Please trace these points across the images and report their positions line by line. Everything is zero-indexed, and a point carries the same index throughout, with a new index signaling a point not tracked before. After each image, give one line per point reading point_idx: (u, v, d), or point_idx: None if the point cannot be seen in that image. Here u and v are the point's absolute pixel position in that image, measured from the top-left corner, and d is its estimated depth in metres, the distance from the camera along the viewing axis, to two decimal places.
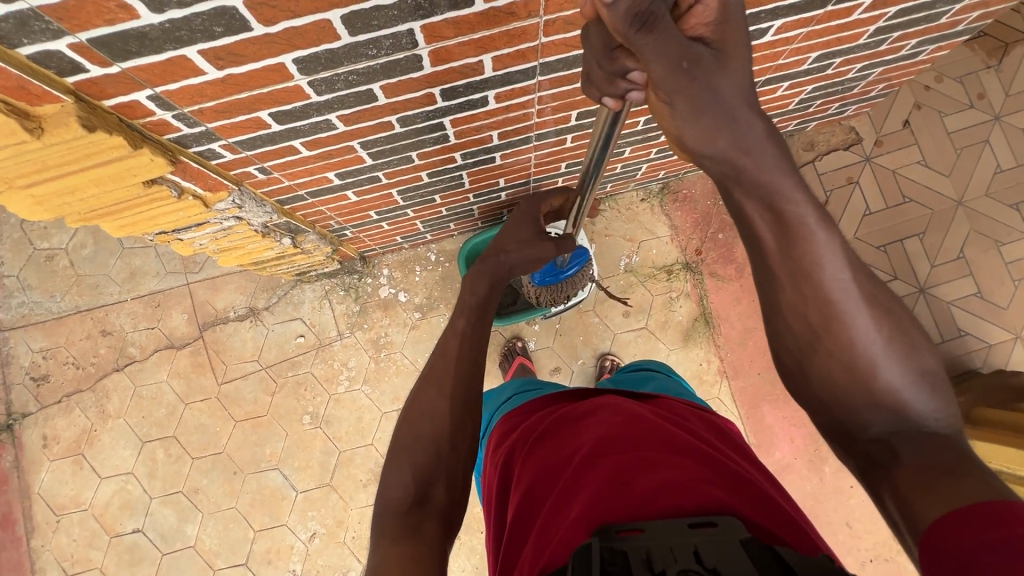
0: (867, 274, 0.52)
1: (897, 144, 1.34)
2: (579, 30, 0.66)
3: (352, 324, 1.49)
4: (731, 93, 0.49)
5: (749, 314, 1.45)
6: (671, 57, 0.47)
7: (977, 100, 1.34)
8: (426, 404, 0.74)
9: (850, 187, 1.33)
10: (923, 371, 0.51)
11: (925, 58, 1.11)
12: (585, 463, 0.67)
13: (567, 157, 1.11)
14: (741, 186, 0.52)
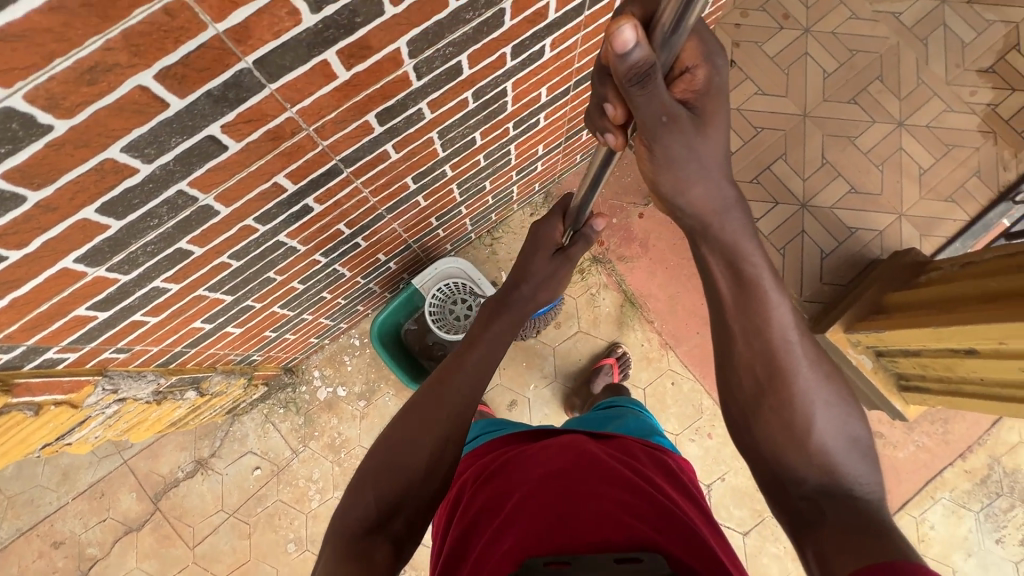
0: (813, 347, 0.68)
1: (732, 84, 1.41)
2: (355, 122, 0.67)
3: (303, 437, 1.46)
4: (709, 157, 0.61)
5: (667, 281, 1.49)
6: (654, 111, 0.55)
7: (785, 20, 1.43)
8: (414, 438, 0.78)
9: None
10: (849, 439, 0.66)
11: (713, 8, 1.16)
12: (529, 491, 0.68)
13: (432, 212, 1.13)
14: (707, 243, 0.67)
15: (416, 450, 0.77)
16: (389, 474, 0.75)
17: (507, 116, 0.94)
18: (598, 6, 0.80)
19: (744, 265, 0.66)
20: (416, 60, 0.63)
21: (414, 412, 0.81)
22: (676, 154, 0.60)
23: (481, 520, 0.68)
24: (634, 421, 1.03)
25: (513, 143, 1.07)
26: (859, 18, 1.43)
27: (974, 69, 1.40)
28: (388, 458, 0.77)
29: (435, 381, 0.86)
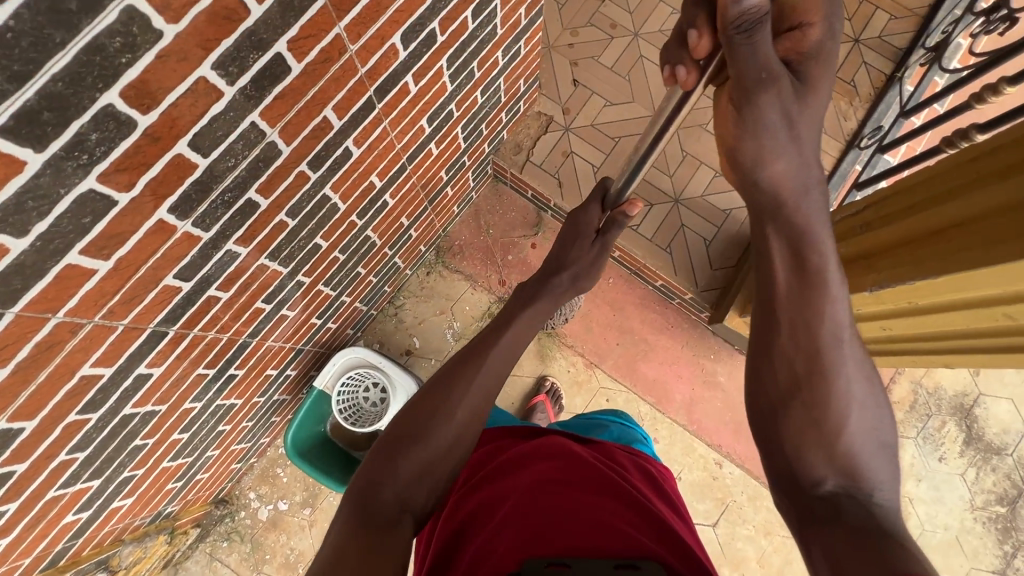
0: (866, 360, 0.63)
1: (581, 102, 1.44)
2: (152, 291, 0.64)
3: (254, 565, 1.38)
4: (800, 125, 0.60)
5: (577, 302, 1.51)
6: (755, 63, 0.55)
7: (613, 29, 1.48)
8: (435, 410, 0.75)
9: (569, 159, 1.41)
10: (882, 446, 0.60)
11: (530, 47, 1.17)
12: (527, 493, 0.67)
13: (311, 313, 1.10)
14: (776, 227, 0.63)
15: (447, 429, 0.74)
16: (410, 446, 0.72)
17: (345, 211, 0.93)
18: (390, 96, 0.80)
19: (812, 257, 0.62)
20: (189, 219, 0.61)
21: (439, 390, 0.79)
22: (772, 117, 0.59)
23: (478, 517, 0.66)
24: (621, 430, 1.02)
25: (368, 228, 1.06)
26: (680, 12, 1.49)
27: None
28: (408, 429, 0.74)
29: (463, 358, 0.84)
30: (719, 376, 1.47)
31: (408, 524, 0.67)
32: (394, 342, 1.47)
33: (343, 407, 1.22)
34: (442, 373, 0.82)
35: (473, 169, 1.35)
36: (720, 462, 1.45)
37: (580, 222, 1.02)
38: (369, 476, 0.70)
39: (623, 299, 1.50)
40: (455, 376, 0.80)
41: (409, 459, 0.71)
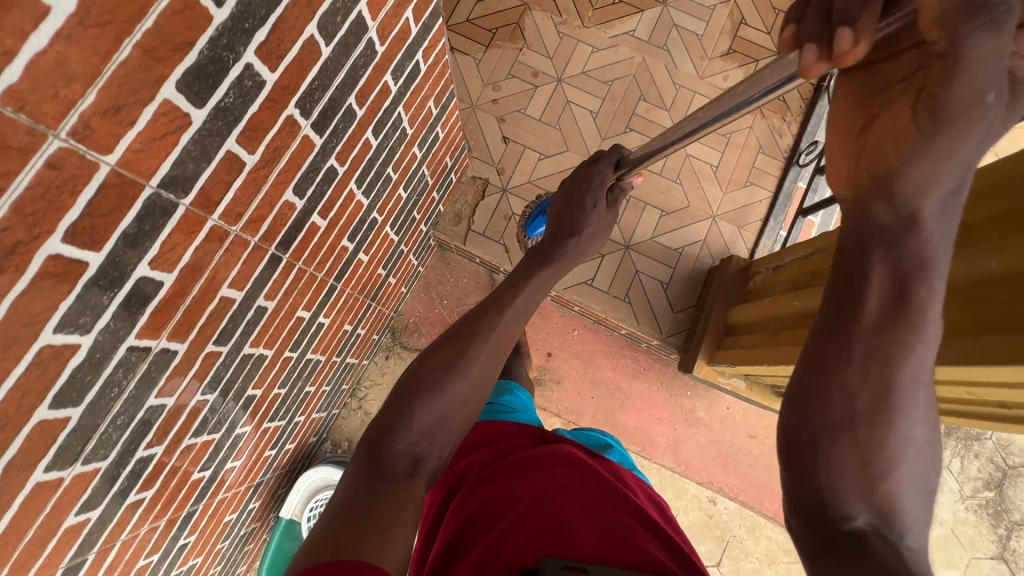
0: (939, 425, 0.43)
1: (514, 160, 1.38)
2: (52, 538, 0.57)
3: None
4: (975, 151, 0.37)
5: (545, 361, 1.46)
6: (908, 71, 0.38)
7: (536, 77, 1.42)
8: (452, 364, 0.71)
9: (512, 221, 1.35)
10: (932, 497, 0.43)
11: (449, 126, 1.10)
12: (542, 501, 0.62)
13: (263, 448, 1.03)
14: (886, 252, 0.40)
15: (463, 385, 0.70)
16: (426, 400, 0.68)
17: (273, 353, 0.85)
18: (297, 241, 0.73)
19: (918, 288, 0.40)
20: (77, 463, 0.54)
21: (453, 349, 0.73)
22: (956, 146, 0.36)
23: (488, 514, 0.60)
24: (624, 455, 0.94)
25: (307, 353, 0.99)
26: (601, 50, 1.45)
27: (717, 55, 1.46)
28: (422, 386, 0.69)
29: (484, 310, 0.79)
30: (700, 412, 1.45)
31: (426, 476, 0.64)
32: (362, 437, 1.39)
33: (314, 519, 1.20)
34: (445, 338, 0.76)
35: (413, 250, 1.28)
36: (714, 498, 1.43)
37: (588, 180, 0.93)
38: (380, 431, 0.66)
39: (590, 349, 1.46)
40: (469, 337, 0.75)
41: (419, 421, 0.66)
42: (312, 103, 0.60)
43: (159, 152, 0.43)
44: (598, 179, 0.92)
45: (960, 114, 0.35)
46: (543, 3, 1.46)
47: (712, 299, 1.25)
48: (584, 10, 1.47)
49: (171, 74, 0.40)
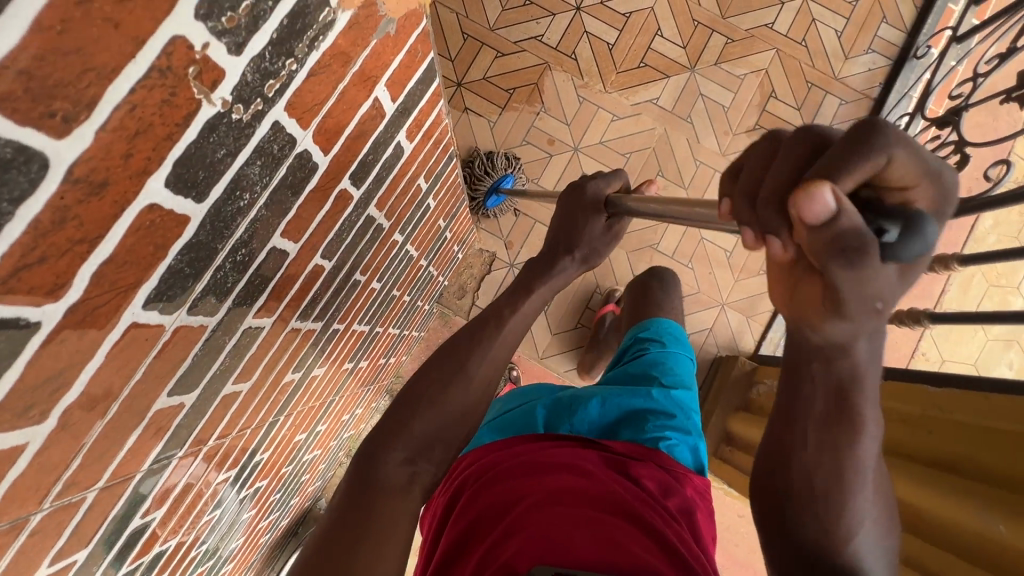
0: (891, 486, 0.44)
1: (523, 234, 1.34)
2: None
3: None
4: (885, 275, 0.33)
5: None
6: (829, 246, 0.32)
7: (551, 146, 1.37)
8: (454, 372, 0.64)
9: None
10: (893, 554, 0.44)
11: (460, 220, 1.07)
12: (531, 509, 0.53)
13: (259, 537, 1.04)
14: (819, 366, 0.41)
15: (456, 410, 0.62)
16: (422, 412, 0.61)
17: (267, 477, 0.84)
18: (298, 394, 0.71)
19: (855, 393, 0.40)
20: None
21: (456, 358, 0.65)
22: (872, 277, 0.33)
23: (478, 526, 0.53)
24: (680, 434, 0.75)
25: (307, 452, 0.99)
26: (621, 118, 1.38)
27: (743, 131, 1.39)
28: (418, 398, 0.62)
29: (487, 319, 0.69)
30: None
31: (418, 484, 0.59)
32: None
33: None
34: (449, 347, 0.67)
35: (417, 327, 1.26)
36: None
37: (576, 211, 0.76)
38: (378, 442, 0.59)
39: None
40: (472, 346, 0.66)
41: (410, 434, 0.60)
42: (313, 306, 0.57)
43: (150, 445, 0.41)
44: (591, 219, 0.75)
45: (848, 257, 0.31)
46: (564, 64, 1.39)
47: (715, 399, 1.25)
48: (607, 72, 1.39)
49: (160, 392, 0.38)
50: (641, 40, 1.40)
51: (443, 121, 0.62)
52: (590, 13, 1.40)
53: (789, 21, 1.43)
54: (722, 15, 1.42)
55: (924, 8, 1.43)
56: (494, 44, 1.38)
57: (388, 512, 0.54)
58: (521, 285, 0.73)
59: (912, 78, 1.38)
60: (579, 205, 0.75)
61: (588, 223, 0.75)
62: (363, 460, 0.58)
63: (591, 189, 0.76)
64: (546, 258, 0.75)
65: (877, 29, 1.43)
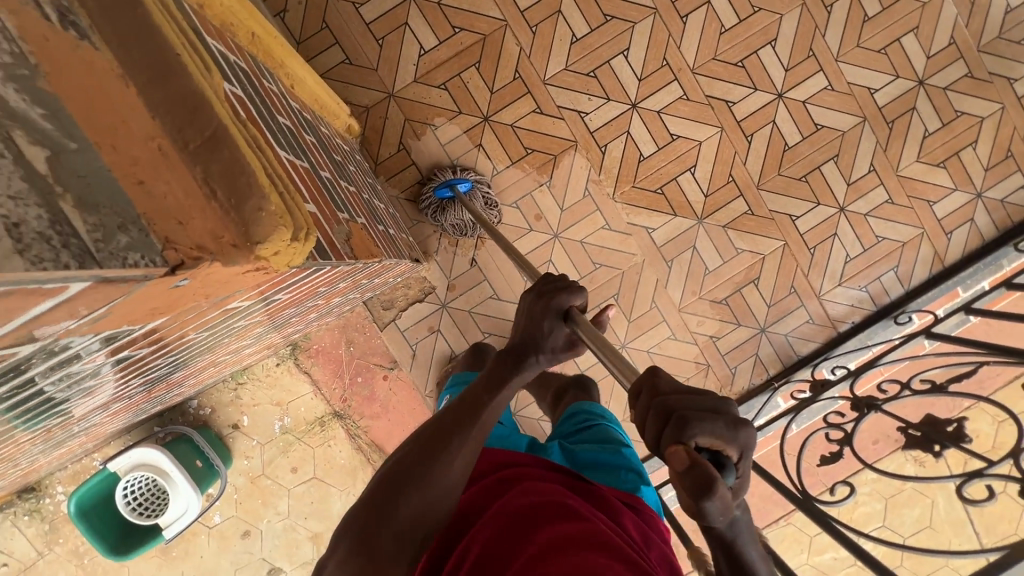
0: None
1: (468, 284, 1.42)
2: None
3: (47, 541, 1.51)
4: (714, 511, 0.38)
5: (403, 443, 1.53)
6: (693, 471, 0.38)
7: (536, 221, 1.38)
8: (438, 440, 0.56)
9: (433, 335, 1.45)
10: None
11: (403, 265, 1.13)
12: (533, 530, 0.50)
13: (109, 421, 1.15)
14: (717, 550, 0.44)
15: (451, 473, 0.56)
16: (413, 488, 0.54)
17: (113, 405, 0.92)
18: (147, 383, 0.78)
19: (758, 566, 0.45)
20: None
21: (452, 419, 0.58)
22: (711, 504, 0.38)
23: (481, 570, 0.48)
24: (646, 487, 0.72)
25: (174, 385, 1.08)
26: (612, 229, 1.39)
27: (708, 298, 1.43)
28: (415, 474, 0.54)
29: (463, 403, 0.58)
30: None
31: (409, 549, 0.54)
32: (223, 413, 1.52)
33: (131, 495, 1.34)
34: (443, 416, 0.58)
35: (334, 315, 1.32)
36: None
37: (536, 325, 0.57)
38: (367, 521, 0.53)
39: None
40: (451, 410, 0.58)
41: (405, 517, 0.53)
42: (163, 363, 0.65)
43: None
44: (551, 333, 0.57)
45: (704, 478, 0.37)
46: (591, 152, 1.37)
47: None
48: (624, 180, 1.38)
49: None
50: (672, 168, 1.39)
51: (346, 268, 0.68)
52: (642, 118, 1.37)
53: (812, 223, 1.43)
54: (758, 184, 1.40)
55: (933, 279, 1.45)
56: (538, 98, 1.35)
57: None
58: (486, 389, 0.58)
59: (879, 336, 1.41)
60: (542, 322, 0.56)
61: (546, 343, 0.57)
62: (355, 535, 0.53)
63: (562, 305, 0.56)
64: (510, 367, 0.58)
65: (881, 274, 1.46)
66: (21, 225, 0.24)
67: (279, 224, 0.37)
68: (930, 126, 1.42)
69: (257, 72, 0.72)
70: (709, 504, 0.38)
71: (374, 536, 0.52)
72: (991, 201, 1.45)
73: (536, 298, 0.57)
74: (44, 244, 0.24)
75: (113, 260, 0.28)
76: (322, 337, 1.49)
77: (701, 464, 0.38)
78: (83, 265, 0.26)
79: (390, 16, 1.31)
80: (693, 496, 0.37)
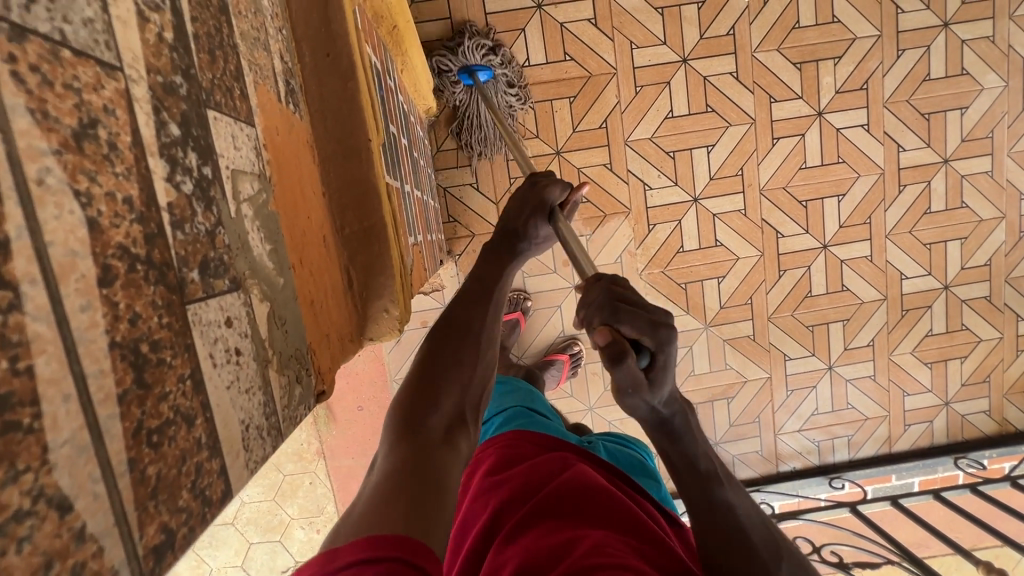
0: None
1: None
2: None
3: None
4: (635, 383, 0.44)
5: (352, 408, 1.49)
6: (617, 361, 0.43)
7: (563, 265, 1.42)
8: (461, 329, 0.56)
9: (423, 330, 1.48)
10: None
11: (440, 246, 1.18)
12: (587, 522, 0.49)
13: None
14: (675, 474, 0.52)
15: (483, 370, 0.55)
16: (449, 371, 0.52)
17: None
18: None
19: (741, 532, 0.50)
20: None
21: (468, 302, 0.59)
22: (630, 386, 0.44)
23: (538, 554, 0.46)
24: None
25: None
26: None
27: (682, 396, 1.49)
28: (448, 368, 0.52)
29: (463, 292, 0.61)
30: None
31: (461, 440, 0.48)
32: None
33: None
34: (466, 289, 0.61)
35: None
36: None
37: (525, 221, 0.65)
38: (417, 407, 0.48)
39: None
40: (475, 284, 0.61)
41: (447, 393, 0.50)
42: None
43: None
44: (536, 226, 0.65)
45: (622, 367, 0.43)
46: (638, 225, 1.40)
47: None
48: (657, 262, 1.42)
49: None
50: (704, 270, 1.43)
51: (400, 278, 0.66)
52: (698, 214, 1.40)
53: (800, 368, 1.51)
54: (769, 315, 1.47)
55: (876, 458, 1.57)
56: (613, 154, 1.36)
57: (441, 468, 0.43)
58: (489, 276, 0.62)
59: (810, 488, 1.53)
60: (524, 211, 0.65)
61: (534, 229, 0.65)
62: (401, 422, 0.47)
63: (548, 196, 0.65)
64: (506, 253, 0.64)
65: (839, 436, 1.56)
66: (249, 425, 0.22)
67: (395, 324, 0.38)
68: (935, 327, 1.51)
69: (385, 68, 0.71)
70: (618, 374, 0.44)
71: (425, 421, 0.47)
72: (954, 412, 1.56)
73: (527, 187, 0.66)
74: (259, 440, 0.23)
75: (293, 422, 0.26)
76: None
77: (617, 340, 0.43)
78: (277, 443, 0.24)
79: (510, 16, 1.29)
80: (611, 367, 0.44)
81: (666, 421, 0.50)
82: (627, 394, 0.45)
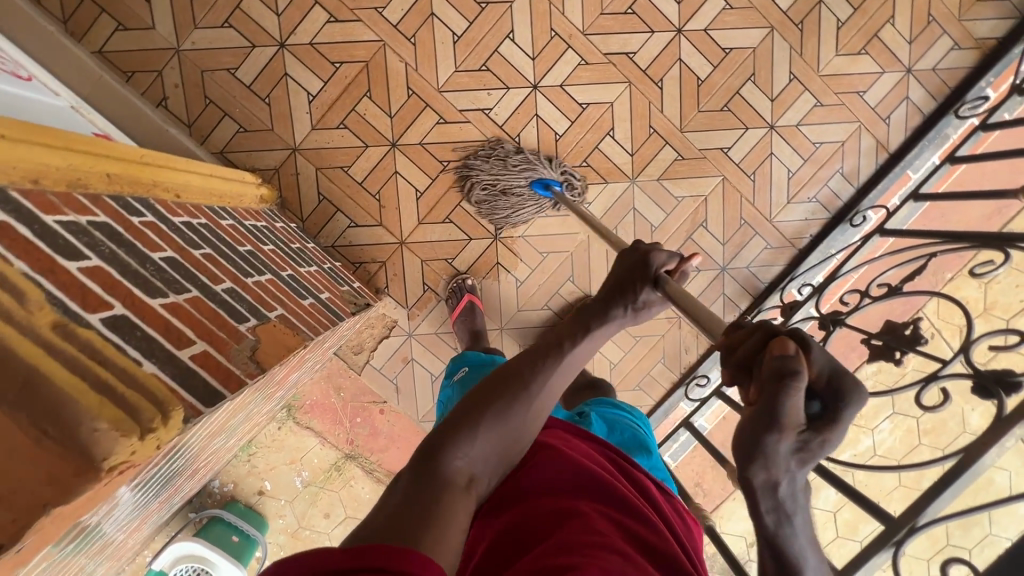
0: None
1: (426, 309, 1.45)
2: None
3: None
4: (793, 417, 0.40)
5: None
6: (797, 384, 0.40)
7: (472, 229, 1.40)
8: (509, 378, 0.58)
9: (410, 365, 1.49)
10: None
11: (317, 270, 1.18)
12: (582, 500, 0.54)
13: (143, 529, 1.18)
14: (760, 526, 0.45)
15: (524, 420, 0.57)
16: (484, 422, 0.55)
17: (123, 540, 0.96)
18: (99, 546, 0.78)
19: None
20: None
21: (541, 347, 0.61)
22: (787, 419, 0.40)
23: (530, 530, 0.51)
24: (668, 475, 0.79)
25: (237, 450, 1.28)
26: (548, 216, 1.40)
27: None
28: (484, 400, 0.56)
29: (555, 337, 0.61)
30: None
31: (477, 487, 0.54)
32: (245, 484, 1.54)
33: None
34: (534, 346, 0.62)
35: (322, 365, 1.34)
36: None
37: (634, 273, 0.63)
38: (439, 441, 0.53)
39: None
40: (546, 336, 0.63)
41: (476, 439, 0.54)
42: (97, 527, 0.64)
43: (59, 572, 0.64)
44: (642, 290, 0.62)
45: (790, 379, 0.40)
46: (506, 147, 1.36)
47: None
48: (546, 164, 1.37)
49: None
50: (591, 138, 1.37)
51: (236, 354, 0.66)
52: (546, 97, 1.34)
53: (746, 149, 1.40)
54: (680, 127, 1.38)
55: (881, 169, 1.42)
56: (438, 108, 1.33)
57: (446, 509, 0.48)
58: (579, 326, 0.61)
59: (837, 243, 1.42)
60: (636, 272, 0.63)
61: (642, 292, 0.62)
62: (420, 454, 0.52)
63: (656, 260, 0.63)
64: (611, 307, 0.62)
65: (829, 178, 1.43)
66: None
67: (118, 435, 0.42)
68: (841, 15, 1.36)
69: (122, 210, 0.74)
70: (780, 399, 0.40)
71: (444, 456, 0.52)
72: (923, 73, 1.39)
73: (638, 249, 0.65)
74: None
75: None
76: (310, 392, 1.53)
77: (795, 358, 0.41)
78: None
79: (268, 72, 1.30)
80: (777, 381, 0.40)
81: (785, 491, 0.43)
82: (764, 424, 0.40)
